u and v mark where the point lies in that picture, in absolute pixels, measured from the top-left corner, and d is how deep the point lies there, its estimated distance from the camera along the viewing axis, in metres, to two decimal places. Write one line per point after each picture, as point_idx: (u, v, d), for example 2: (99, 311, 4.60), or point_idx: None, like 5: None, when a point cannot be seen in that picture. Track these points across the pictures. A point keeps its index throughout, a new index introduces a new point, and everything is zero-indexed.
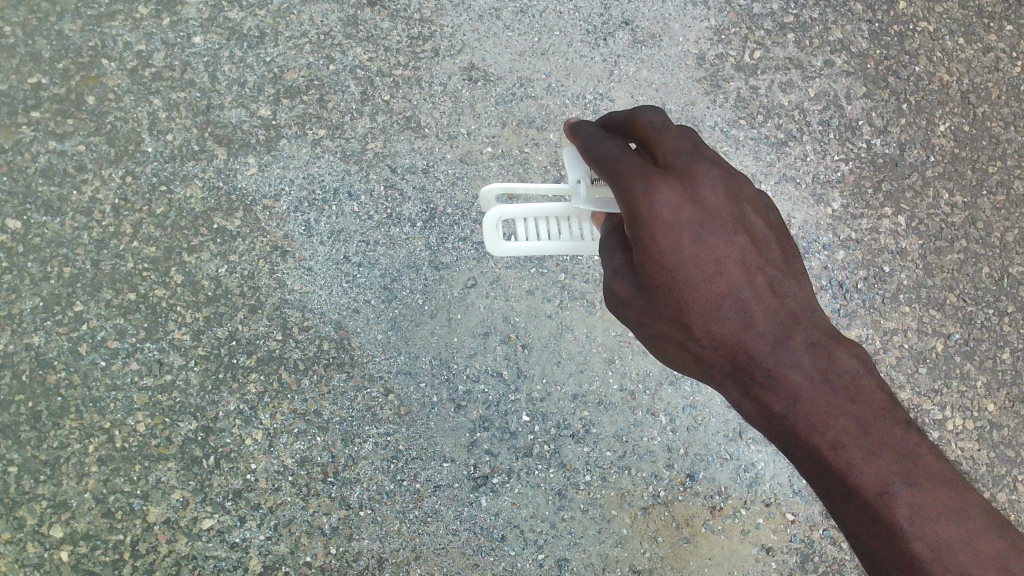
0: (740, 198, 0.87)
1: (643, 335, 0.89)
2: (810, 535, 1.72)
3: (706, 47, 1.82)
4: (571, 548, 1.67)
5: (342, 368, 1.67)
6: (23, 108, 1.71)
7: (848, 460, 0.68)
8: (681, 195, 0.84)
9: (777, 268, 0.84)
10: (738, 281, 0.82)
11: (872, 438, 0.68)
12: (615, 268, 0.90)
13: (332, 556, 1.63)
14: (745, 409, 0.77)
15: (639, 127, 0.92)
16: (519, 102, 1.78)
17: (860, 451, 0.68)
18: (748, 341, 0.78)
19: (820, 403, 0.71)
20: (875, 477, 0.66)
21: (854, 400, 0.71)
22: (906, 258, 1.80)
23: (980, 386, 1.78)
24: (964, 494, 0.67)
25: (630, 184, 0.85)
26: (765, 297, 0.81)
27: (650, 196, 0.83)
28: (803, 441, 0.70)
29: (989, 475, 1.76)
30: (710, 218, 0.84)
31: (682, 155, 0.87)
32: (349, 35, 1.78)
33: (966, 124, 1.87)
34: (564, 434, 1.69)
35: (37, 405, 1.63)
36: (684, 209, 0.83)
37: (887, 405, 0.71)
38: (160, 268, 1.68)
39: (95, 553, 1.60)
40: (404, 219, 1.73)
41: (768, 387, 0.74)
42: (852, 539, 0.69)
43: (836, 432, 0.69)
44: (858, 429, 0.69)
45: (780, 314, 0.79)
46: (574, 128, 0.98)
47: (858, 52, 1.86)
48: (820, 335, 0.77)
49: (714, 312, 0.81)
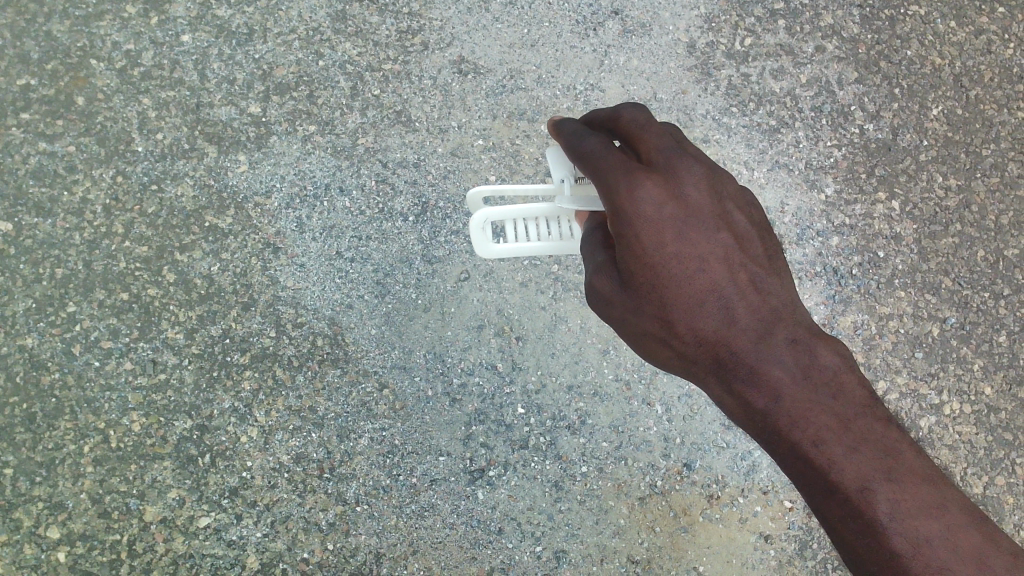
0: (723, 195, 0.86)
1: (625, 333, 0.88)
2: (808, 522, 1.71)
3: (696, 35, 1.81)
4: (569, 540, 1.66)
5: (336, 364, 1.66)
6: (12, 110, 1.70)
7: (829, 457, 0.67)
8: (665, 192, 0.82)
9: (759, 265, 0.84)
10: (722, 278, 0.81)
11: (853, 435, 0.68)
12: (597, 265, 0.89)
13: (330, 551, 1.63)
14: (727, 406, 0.77)
15: (622, 123, 0.91)
16: (509, 94, 1.77)
17: (840, 448, 0.67)
18: (730, 338, 0.78)
19: (801, 400, 0.71)
20: (855, 473, 0.66)
21: (835, 396, 0.71)
22: (901, 242, 1.79)
23: (976, 370, 1.77)
24: (942, 490, 0.67)
25: (611, 181, 0.83)
26: (747, 295, 0.80)
27: (633, 193, 0.81)
28: (785, 438, 0.70)
29: (986, 459, 1.75)
30: (693, 215, 0.83)
31: (665, 152, 0.86)
32: (338, 30, 1.77)
33: (960, 107, 1.86)
34: (560, 425, 1.68)
35: (32, 406, 1.62)
36: (668, 206, 0.82)
37: (867, 402, 0.71)
38: (153, 267, 1.68)
39: (91, 554, 1.60)
40: (396, 213, 1.72)
41: (750, 385, 0.74)
42: (833, 536, 0.69)
43: (817, 429, 0.69)
44: (839, 426, 0.69)
45: (762, 313, 0.79)
46: (555, 121, 0.96)
47: (849, 38, 1.85)
48: (802, 333, 0.77)
49: (697, 310, 0.81)
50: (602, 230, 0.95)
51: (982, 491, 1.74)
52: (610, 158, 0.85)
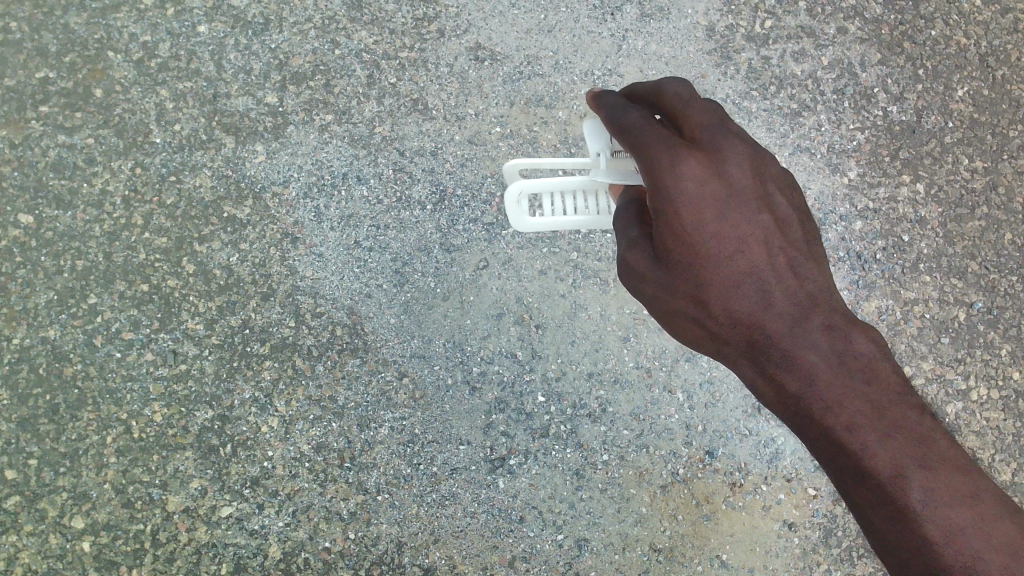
0: (765, 178, 0.85)
1: (657, 313, 0.87)
2: (832, 510, 1.69)
3: (716, 18, 1.79)
4: (590, 528, 1.66)
5: (356, 353, 1.66)
6: (32, 103, 1.71)
7: (862, 442, 0.65)
8: (707, 170, 0.82)
9: (798, 249, 0.82)
10: (759, 261, 0.80)
11: (888, 421, 0.66)
12: (631, 240, 0.88)
13: (351, 540, 1.63)
14: (760, 388, 0.75)
15: (665, 98, 0.93)
16: (527, 80, 1.76)
17: (874, 433, 0.65)
18: (765, 320, 0.77)
19: (836, 384, 0.69)
20: (889, 460, 0.64)
21: (870, 382, 0.69)
22: (926, 226, 1.77)
23: (1004, 355, 1.75)
24: (978, 480, 0.65)
25: (651, 155, 0.84)
26: (785, 278, 0.79)
27: (675, 167, 0.82)
28: (817, 421, 0.68)
29: (1014, 445, 1.73)
30: (734, 196, 0.82)
31: (709, 129, 0.85)
32: (354, 18, 1.76)
33: (986, 88, 1.82)
34: (580, 414, 1.67)
35: (55, 398, 1.64)
36: (709, 184, 0.82)
37: (903, 389, 0.69)
38: (172, 258, 1.68)
39: (116, 544, 1.62)
40: (414, 202, 1.72)
41: (784, 366, 0.73)
42: (862, 523, 0.67)
43: (851, 414, 0.67)
44: (874, 412, 0.66)
45: (799, 296, 0.77)
46: (597, 95, 0.98)
47: (872, 18, 1.82)
48: (838, 319, 0.75)
49: (732, 290, 0.80)
50: (638, 206, 0.94)
51: (1010, 478, 1.72)
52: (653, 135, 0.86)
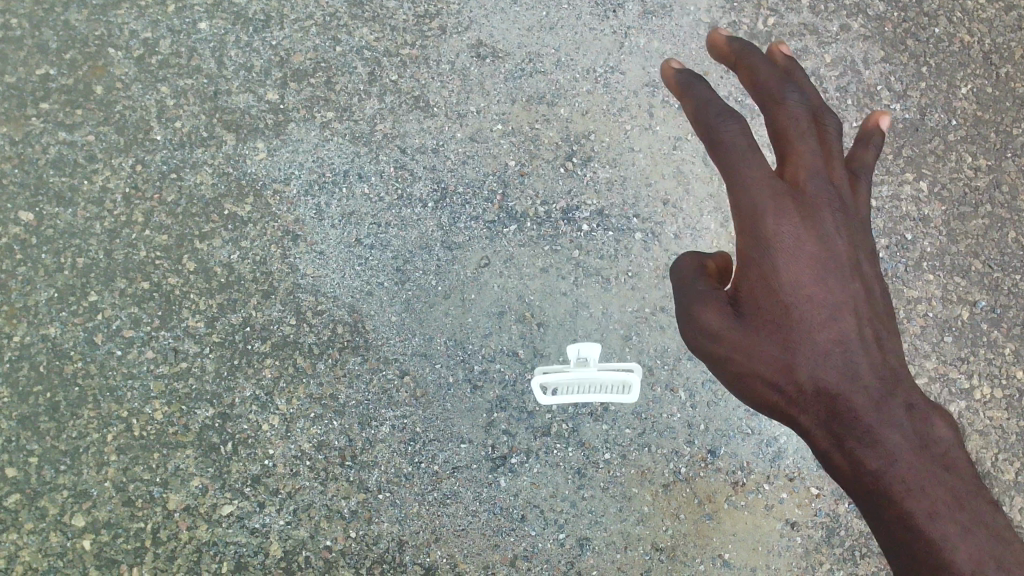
0: (854, 247, 0.84)
1: (723, 368, 0.84)
2: (835, 509, 1.68)
3: (718, 15, 1.78)
4: (592, 527, 1.65)
5: (357, 351, 1.66)
6: (32, 100, 1.70)
7: (942, 532, 0.65)
8: (805, 229, 0.81)
9: (881, 323, 0.81)
10: (846, 330, 0.79)
11: (965, 513, 0.66)
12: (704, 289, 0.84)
13: (353, 539, 1.62)
14: (832, 460, 0.72)
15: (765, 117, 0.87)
16: (528, 77, 1.75)
17: (953, 524, 0.66)
18: (850, 391, 0.74)
19: (921, 469, 0.68)
20: (965, 555, 0.64)
21: (949, 470, 0.69)
22: (929, 225, 1.76)
23: (1008, 354, 1.74)
24: None
25: (748, 194, 0.82)
26: (872, 351, 0.77)
27: (777, 218, 0.82)
28: (896, 504, 0.67)
29: (1018, 444, 1.72)
30: (828, 259, 0.81)
31: (813, 178, 0.83)
32: (355, 15, 1.75)
33: (989, 86, 1.81)
34: (582, 412, 1.67)
35: (55, 396, 1.63)
36: (807, 244, 0.81)
37: (976, 483, 0.70)
38: (173, 256, 1.68)
39: (116, 542, 1.61)
40: (415, 200, 1.71)
41: (866, 444, 0.70)
42: None
43: (932, 502, 0.67)
44: (953, 502, 0.67)
45: (885, 372, 0.75)
46: (688, 89, 0.88)
47: (875, 16, 1.81)
48: (919, 400, 0.74)
49: (817, 357, 0.77)
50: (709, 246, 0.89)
51: (1014, 477, 1.72)
52: (754, 166, 0.82)
